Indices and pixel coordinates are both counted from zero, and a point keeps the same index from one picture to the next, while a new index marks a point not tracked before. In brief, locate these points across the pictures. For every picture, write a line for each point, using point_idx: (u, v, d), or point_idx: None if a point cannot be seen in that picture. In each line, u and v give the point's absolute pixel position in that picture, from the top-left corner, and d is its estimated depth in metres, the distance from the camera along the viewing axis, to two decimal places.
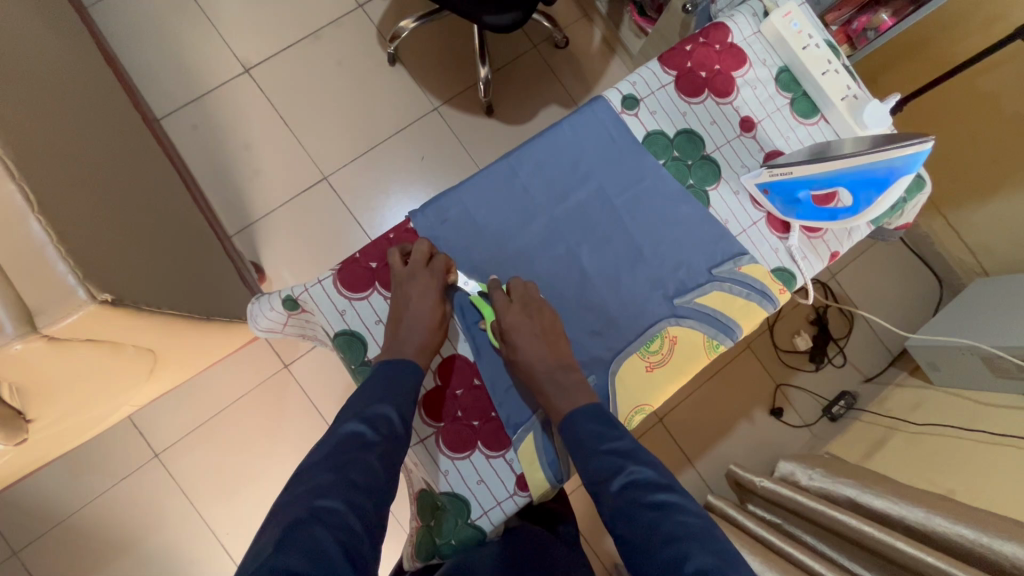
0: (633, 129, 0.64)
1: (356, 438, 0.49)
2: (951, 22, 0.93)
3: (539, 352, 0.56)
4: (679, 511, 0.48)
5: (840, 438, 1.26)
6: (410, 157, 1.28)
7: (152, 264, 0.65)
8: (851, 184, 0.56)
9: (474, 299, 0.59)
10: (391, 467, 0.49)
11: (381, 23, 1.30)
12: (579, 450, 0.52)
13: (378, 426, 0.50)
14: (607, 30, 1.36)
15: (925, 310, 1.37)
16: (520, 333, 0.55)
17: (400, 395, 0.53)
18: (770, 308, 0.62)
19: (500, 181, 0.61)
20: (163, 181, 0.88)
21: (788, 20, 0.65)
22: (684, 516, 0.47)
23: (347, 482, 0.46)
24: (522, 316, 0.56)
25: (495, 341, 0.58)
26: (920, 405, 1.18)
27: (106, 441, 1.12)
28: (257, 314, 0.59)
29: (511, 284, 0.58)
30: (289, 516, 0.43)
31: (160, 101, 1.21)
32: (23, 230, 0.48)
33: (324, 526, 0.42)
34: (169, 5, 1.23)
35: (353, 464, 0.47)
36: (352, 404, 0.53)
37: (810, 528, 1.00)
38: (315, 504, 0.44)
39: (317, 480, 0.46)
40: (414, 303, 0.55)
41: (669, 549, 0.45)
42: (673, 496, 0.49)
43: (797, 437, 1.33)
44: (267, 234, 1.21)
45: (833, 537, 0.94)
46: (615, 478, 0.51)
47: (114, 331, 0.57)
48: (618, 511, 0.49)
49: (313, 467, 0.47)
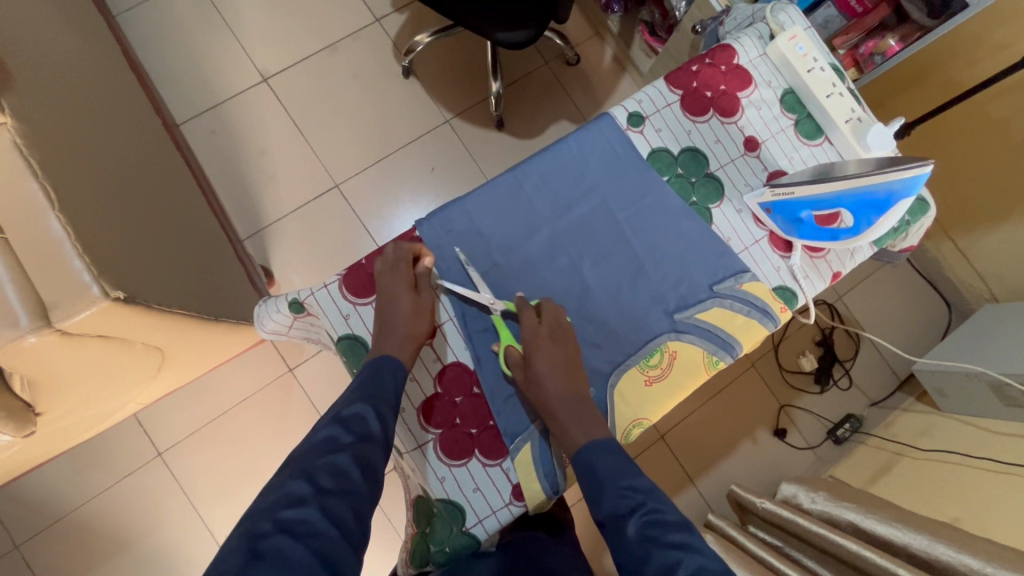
0: (639, 146, 0.65)
1: (331, 444, 0.50)
2: (958, 49, 0.94)
3: (561, 383, 0.56)
4: (697, 553, 0.46)
5: (845, 463, 1.24)
6: (420, 169, 1.30)
7: (165, 264, 0.67)
8: (853, 206, 0.56)
9: (496, 319, 0.59)
10: (368, 471, 0.50)
11: (396, 37, 1.33)
12: (596, 489, 0.53)
13: (353, 431, 0.51)
14: (618, 49, 1.38)
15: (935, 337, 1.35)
16: (548, 361, 0.56)
17: (379, 396, 0.53)
18: (770, 326, 0.62)
19: (505, 193, 0.62)
20: (179, 185, 0.91)
21: (793, 43, 0.66)
22: (705, 560, 0.45)
23: (320, 489, 0.46)
24: (549, 344, 0.56)
25: (506, 369, 0.58)
26: (927, 431, 1.16)
27: (112, 437, 1.14)
28: (263, 317, 0.60)
29: (544, 306, 0.59)
30: (259, 525, 0.43)
31: (180, 107, 1.24)
32: (42, 226, 0.50)
33: (294, 535, 0.43)
34: (194, 15, 1.27)
35: (327, 469, 0.48)
36: (331, 409, 0.54)
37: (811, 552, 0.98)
38: (287, 512, 0.44)
39: (290, 487, 0.46)
40: (395, 305, 0.56)
41: None
42: (694, 539, 0.48)
43: (803, 461, 1.31)
44: (278, 238, 1.23)
45: (834, 563, 0.93)
46: (633, 517, 0.50)
47: (126, 328, 0.58)
48: (635, 549, 0.48)
49: (286, 472, 0.48)
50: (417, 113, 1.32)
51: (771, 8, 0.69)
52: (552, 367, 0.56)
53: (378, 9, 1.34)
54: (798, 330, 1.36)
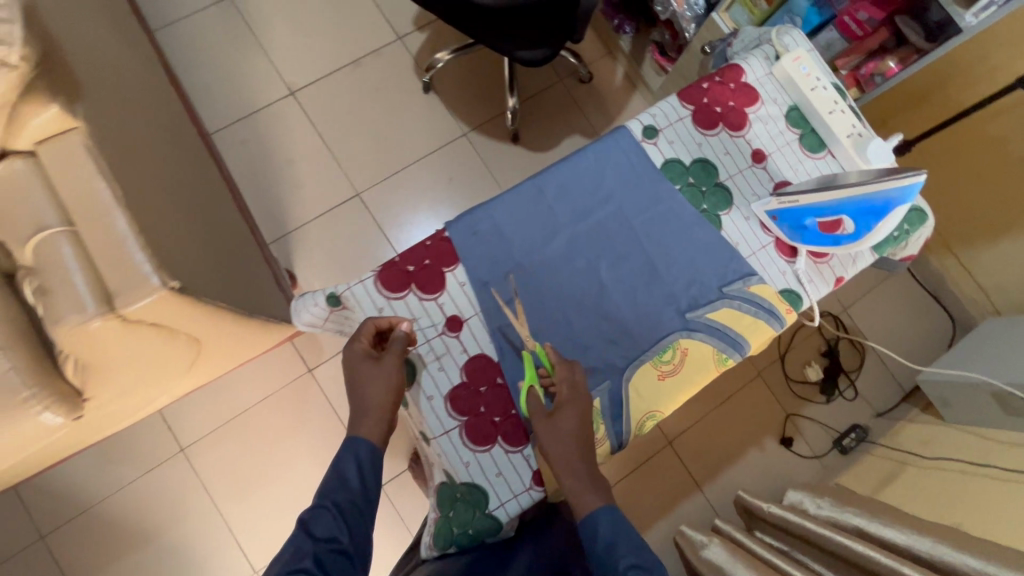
0: (653, 156, 0.69)
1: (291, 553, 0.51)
2: (956, 70, 0.99)
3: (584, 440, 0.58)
4: None
5: (850, 472, 1.26)
6: (439, 178, 1.35)
7: (209, 261, 0.72)
8: (854, 213, 0.61)
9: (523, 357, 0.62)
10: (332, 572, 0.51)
11: (417, 54, 1.40)
12: (606, 557, 0.54)
13: (317, 534, 0.53)
14: (629, 67, 1.44)
15: (940, 350, 1.37)
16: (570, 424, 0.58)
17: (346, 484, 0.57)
18: (777, 326, 0.66)
19: (528, 199, 0.67)
20: (216, 190, 0.96)
21: (797, 64, 0.70)
22: None
23: None
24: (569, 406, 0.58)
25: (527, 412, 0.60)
26: (932, 440, 1.18)
27: (138, 432, 1.18)
28: (300, 309, 0.64)
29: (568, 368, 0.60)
30: None
31: (213, 117, 1.30)
32: (110, 221, 0.55)
33: None
34: (228, 32, 1.35)
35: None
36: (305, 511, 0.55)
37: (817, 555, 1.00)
38: None
39: None
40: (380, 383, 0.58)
41: None
42: None
43: (809, 471, 1.32)
44: (302, 244, 1.28)
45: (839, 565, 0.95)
46: None
47: (177, 319, 0.63)
48: None
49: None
50: (436, 126, 1.37)
51: (776, 31, 0.74)
52: (575, 427, 0.58)
53: (401, 28, 1.41)
54: (804, 340, 1.39)
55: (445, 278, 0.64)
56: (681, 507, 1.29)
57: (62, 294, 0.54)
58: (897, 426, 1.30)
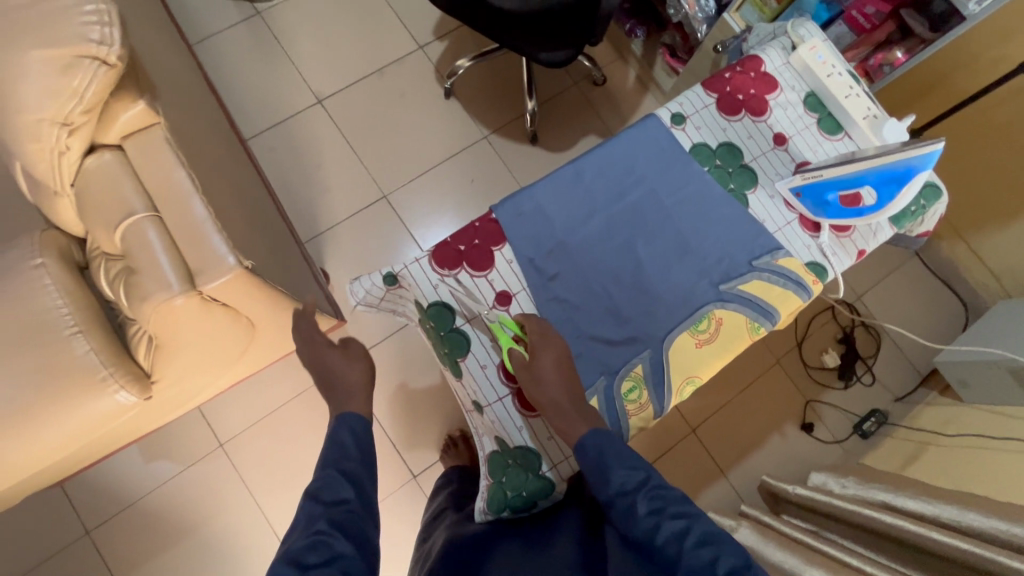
0: (681, 141, 0.74)
1: (308, 516, 0.55)
2: (959, 61, 1.04)
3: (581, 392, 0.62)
4: (699, 518, 0.53)
5: (871, 454, 1.29)
6: (462, 179, 1.41)
7: (264, 249, 0.77)
8: (876, 182, 0.67)
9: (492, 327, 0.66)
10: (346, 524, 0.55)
11: (438, 61, 1.46)
12: (599, 474, 0.58)
13: (326, 500, 0.57)
14: (640, 69, 1.50)
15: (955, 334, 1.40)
16: (550, 364, 0.62)
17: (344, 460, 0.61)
18: (804, 297, 0.70)
19: (567, 182, 0.72)
20: (259, 190, 1.02)
21: (813, 53, 0.76)
22: (707, 524, 0.52)
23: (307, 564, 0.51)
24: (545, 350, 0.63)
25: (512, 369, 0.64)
26: (951, 420, 1.21)
27: (179, 428, 1.21)
28: (358, 290, 0.69)
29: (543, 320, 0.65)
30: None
31: (247, 124, 1.36)
32: (189, 206, 0.60)
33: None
34: (259, 45, 1.42)
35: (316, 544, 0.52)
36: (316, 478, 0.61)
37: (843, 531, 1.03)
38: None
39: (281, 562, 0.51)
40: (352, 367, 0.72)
41: (704, 549, 0.50)
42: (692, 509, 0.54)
43: (830, 456, 1.35)
44: (332, 244, 1.33)
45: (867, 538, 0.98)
46: (640, 493, 0.56)
47: (244, 301, 0.67)
48: (648, 524, 0.53)
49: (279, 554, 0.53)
50: (457, 130, 1.43)
51: (791, 24, 0.79)
52: (553, 367, 0.62)
53: (422, 37, 1.47)
54: (821, 328, 1.42)
55: (494, 256, 0.69)
56: (704, 492, 1.32)
57: (148, 273, 0.59)
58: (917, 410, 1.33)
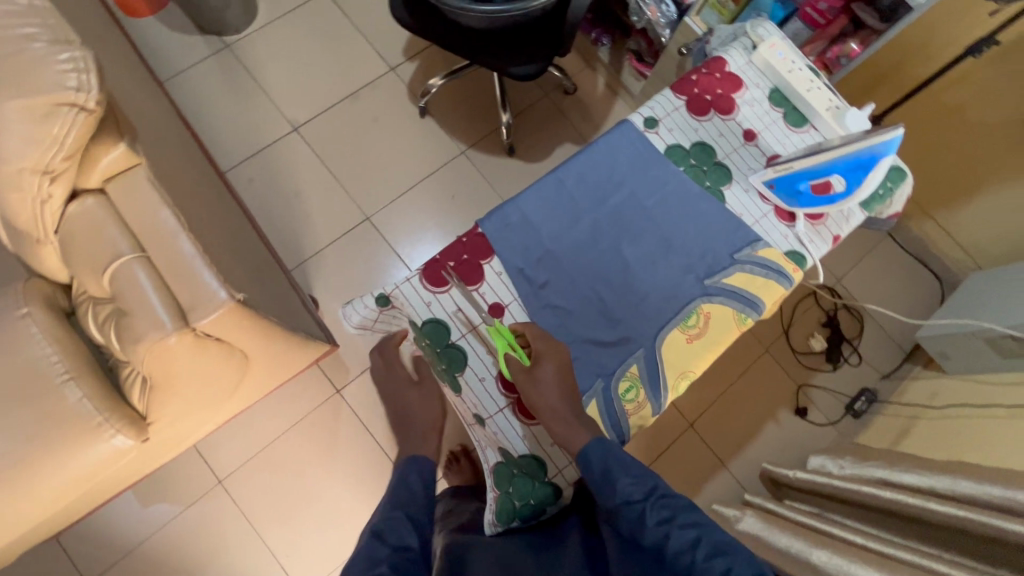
0: (656, 144, 0.76)
1: (371, 558, 0.58)
2: (911, 48, 1.09)
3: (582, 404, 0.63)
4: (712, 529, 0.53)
5: (865, 433, 1.32)
6: (443, 196, 1.42)
7: (250, 280, 0.77)
8: (844, 170, 0.70)
9: (488, 331, 0.67)
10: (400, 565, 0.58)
11: (411, 82, 1.48)
12: (603, 483, 0.59)
13: (391, 541, 0.61)
14: (609, 76, 1.53)
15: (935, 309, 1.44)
16: (552, 372, 0.62)
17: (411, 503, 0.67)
18: (786, 284, 0.72)
19: (549, 191, 0.73)
20: (241, 222, 1.01)
21: (773, 51, 0.79)
22: (719, 536, 0.53)
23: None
24: (546, 358, 0.63)
25: (509, 372, 0.64)
26: (937, 393, 1.25)
27: (175, 468, 1.19)
28: (352, 313, 0.71)
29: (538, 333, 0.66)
30: None
31: (224, 157, 1.36)
32: (176, 244, 0.60)
33: None
34: (230, 78, 1.42)
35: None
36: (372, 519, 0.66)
37: (844, 509, 1.05)
38: None
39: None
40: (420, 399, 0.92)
41: (715, 562, 0.50)
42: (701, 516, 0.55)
43: (827, 438, 1.38)
44: (318, 269, 1.33)
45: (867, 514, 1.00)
46: (646, 501, 0.57)
47: (238, 335, 0.67)
48: (654, 532, 0.54)
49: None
50: (434, 148, 1.45)
51: (750, 24, 0.82)
52: (554, 376, 0.62)
53: (393, 59, 1.49)
54: (805, 313, 1.46)
55: (484, 270, 0.70)
56: (708, 485, 1.33)
57: (140, 314, 0.59)
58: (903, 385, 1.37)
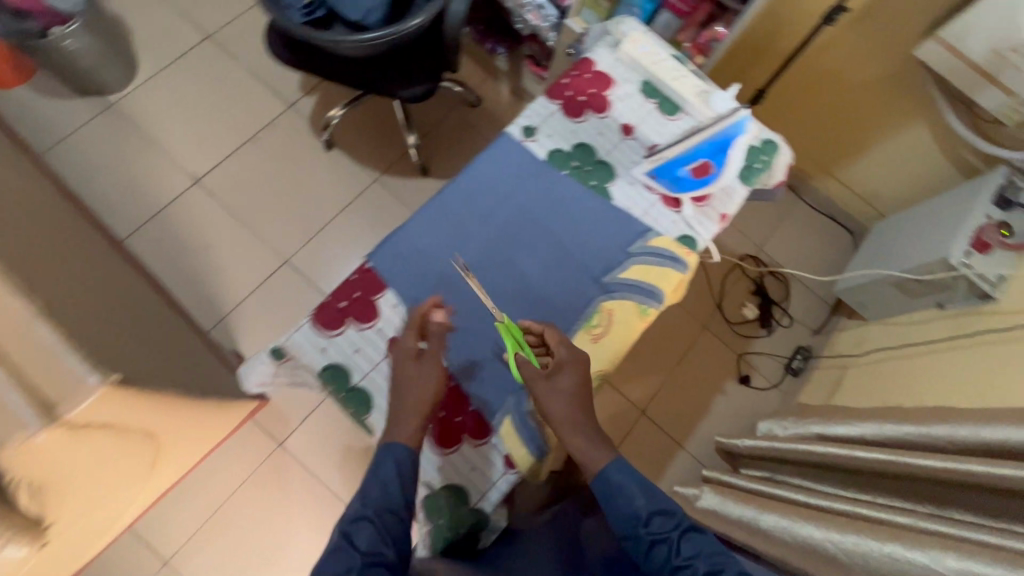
0: (536, 152, 0.77)
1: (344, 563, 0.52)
2: (778, 22, 1.15)
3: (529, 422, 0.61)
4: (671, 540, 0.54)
5: (808, 390, 1.36)
6: (362, 226, 1.39)
7: (142, 354, 0.73)
8: (710, 152, 0.76)
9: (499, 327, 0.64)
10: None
11: (311, 116, 1.45)
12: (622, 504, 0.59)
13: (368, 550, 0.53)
14: (511, 83, 1.55)
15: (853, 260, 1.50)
16: (564, 382, 0.62)
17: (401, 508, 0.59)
18: (681, 269, 0.74)
19: (436, 215, 0.73)
20: (138, 289, 0.96)
21: (636, 46, 0.81)
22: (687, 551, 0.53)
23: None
24: (568, 364, 0.63)
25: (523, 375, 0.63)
26: (863, 340, 1.31)
27: (114, 558, 1.12)
28: (250, 372, 0.68)
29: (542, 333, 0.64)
30: None
31: (122, 222, 1.30)
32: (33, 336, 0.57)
33: None
34: (117, 140, 1.35)
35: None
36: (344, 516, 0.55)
37: (791, 469, 1.07)
38: None
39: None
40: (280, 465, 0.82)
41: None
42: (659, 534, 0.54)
43: (775, 401, 1.42)
44: (242, 322, 1.28)
45: (811, 471, 1.02)
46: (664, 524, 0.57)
47: (126, 416, 0.63)
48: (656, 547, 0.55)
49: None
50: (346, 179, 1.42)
51: (613, 22, 0.84)
52: (573, 385, 0.62)
53: (289, 96, 1.45)
54: (735, 284, 1.50)
55: (377, 305, 0.69)
56: (671, 469, 1.35)
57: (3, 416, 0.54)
58: (833, 337, 1.43)
